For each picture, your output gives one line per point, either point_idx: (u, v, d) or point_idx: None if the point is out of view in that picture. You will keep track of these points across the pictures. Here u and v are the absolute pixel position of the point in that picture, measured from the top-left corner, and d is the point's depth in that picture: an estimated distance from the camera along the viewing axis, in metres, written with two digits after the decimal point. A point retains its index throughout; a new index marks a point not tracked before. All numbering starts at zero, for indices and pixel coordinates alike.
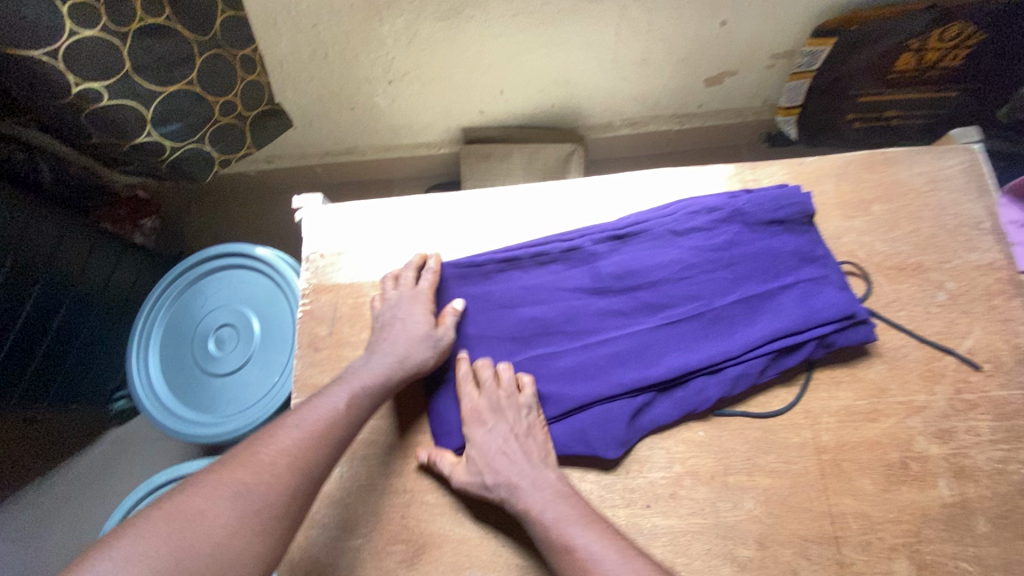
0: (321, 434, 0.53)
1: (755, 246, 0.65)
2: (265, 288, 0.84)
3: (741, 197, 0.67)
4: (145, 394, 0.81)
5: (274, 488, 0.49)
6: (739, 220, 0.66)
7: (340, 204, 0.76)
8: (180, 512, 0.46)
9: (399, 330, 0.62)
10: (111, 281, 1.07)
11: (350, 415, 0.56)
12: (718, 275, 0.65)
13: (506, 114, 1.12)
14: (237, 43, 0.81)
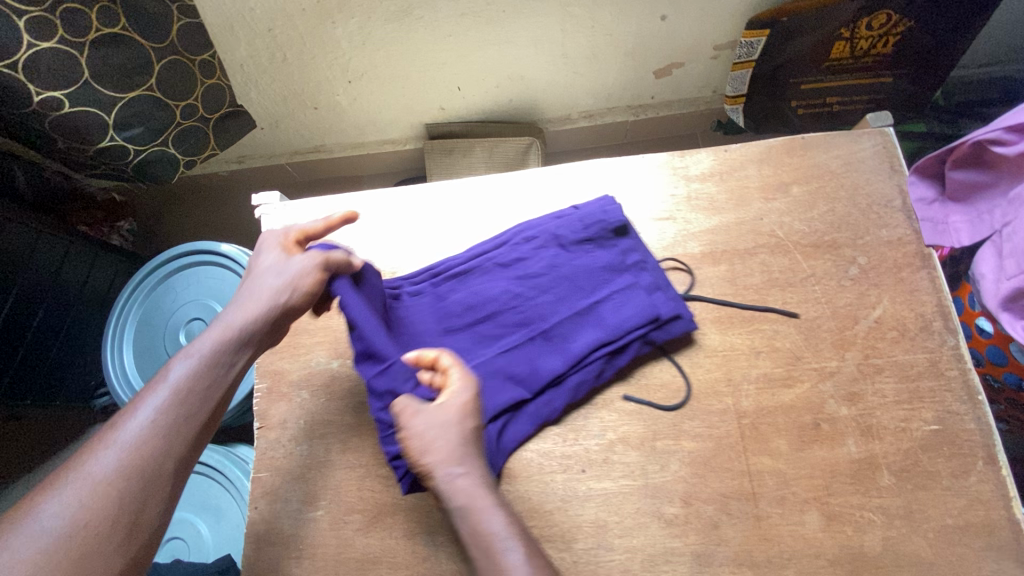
0: (235, 342, 0.55)
1: (581, 264, 0.70)
2: (233, 283, 0.88)
3: (562, 216, 0.73)
4: (120, 385, 0.85)
5: (194, 399, 0.51)
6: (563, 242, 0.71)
7: (298, 200, 0.80)
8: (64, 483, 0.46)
9: (273, 261, 0.59)
10: (88, 282, 1.11)
11: (231, 359, 0.54)
12: (549, 294, 0.68)
13: (466, 109, 1.16)
14: (195, 50, 0.84)
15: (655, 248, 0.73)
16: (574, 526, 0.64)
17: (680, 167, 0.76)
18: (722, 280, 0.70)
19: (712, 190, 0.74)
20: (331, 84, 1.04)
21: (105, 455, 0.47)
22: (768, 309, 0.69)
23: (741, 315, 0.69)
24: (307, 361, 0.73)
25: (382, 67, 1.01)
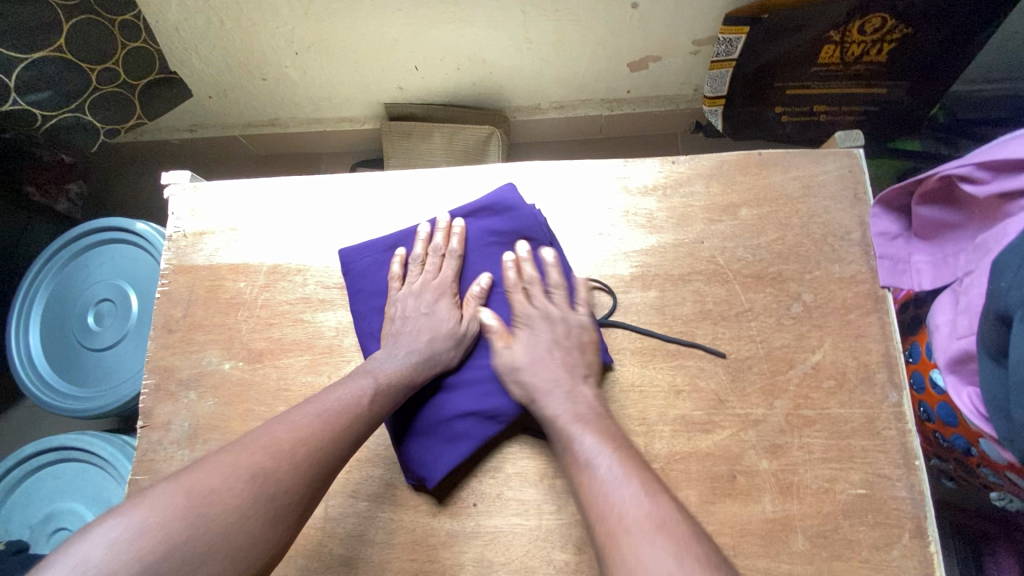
0: (344, 423, 0.53)
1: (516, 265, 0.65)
2: (146, 263, 0.84)
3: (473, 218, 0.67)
4: (23, 364, 0.82)
5: (314, 464, 0.49)
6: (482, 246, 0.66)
7: (213, 182, 0.73)
8: (191, 487, 0.45)
9: (415, 326, 0.62)
10: (21, 243, 1.07)
11: (371, 406, 0.55)
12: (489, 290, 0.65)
13: (428, 90, 1.08)
14: (113, 9, 0.80)
15: (581, 266, 0.66)
16: (457, 563, 0.59)
17: (622, 177, 0.68)
18: (650, 307, 0.64)
19: (653, 206, 0.67)
20: (277, 56, 0.96)
21: (178, 514, 0.43)
22: (695, 344, 0.62)
23: (666, 349, 0.63)
24: (198, 360, 0.68)
25: (331, 39, 0.93)
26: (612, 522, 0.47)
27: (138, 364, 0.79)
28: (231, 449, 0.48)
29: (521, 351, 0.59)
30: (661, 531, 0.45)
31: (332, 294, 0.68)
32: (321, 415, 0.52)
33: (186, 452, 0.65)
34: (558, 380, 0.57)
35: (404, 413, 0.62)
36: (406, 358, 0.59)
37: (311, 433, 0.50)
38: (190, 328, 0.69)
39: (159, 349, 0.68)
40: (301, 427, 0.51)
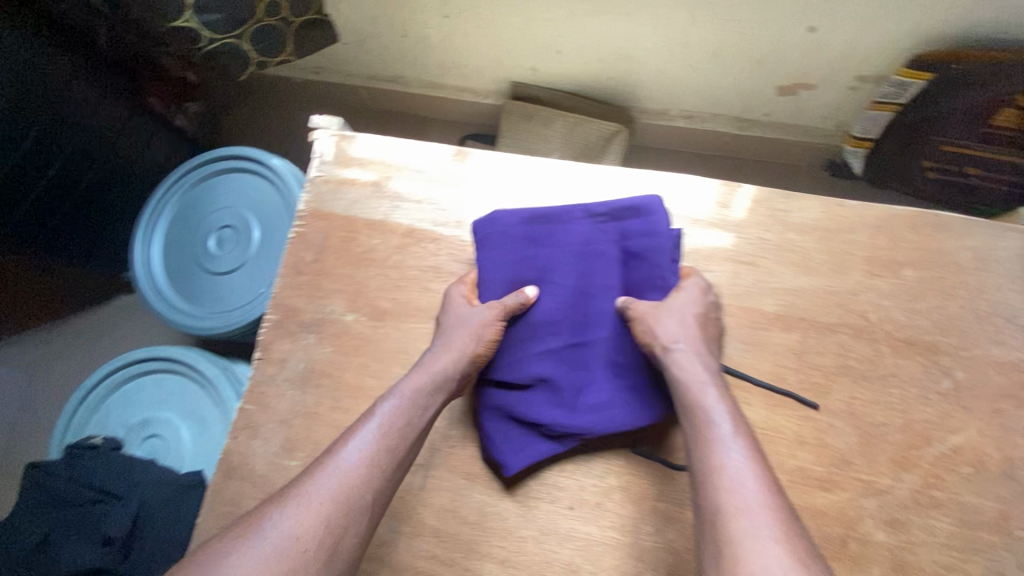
0: (366, 466, 0.52)
1: (635, 274, 0.63)
2: (273, 199, 0.85)
3: (606, 218, 0.65)
4: (141, 270, 0.84)
5: (344, 511, 0.50)
6: (608, 249, 0.64)
7: (363, 134, 0.74)
8: (234, 544, 0.48)
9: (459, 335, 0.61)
10: (144, 155, 1.08)
11: (395, 438, 0.55)
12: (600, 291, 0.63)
13: (560, 76, 1.05)
14: None
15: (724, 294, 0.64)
16: (545, 561, 0.59)
17: (782, 210, 0.65)
18: (788, 350, 0.61)
19: (809, 246, 0.64)
20: (425, 15, 0.95)
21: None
22: (829, 398, 0.60)
23: (797, 397, 0.60)
24: (320, 307, 0.69)
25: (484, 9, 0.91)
26: (743, 515, 0.47)
27: (252, 297, 0.81)
28: (271, 507, 0.50)
29: (668, 331, 0.58)
30: (795, 562, 0.45)
31: (462, 269, 0.68)
32: (369, 442, 0.54)
33: (297, 393, 0.66)
34: (700, 363, 0.57)
35: (504, 400, 0.62)
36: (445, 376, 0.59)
37: (364, 458, 0.53)
38: (319, 274, 0.70)
39: (285, 288, 0.69)
40: (355, 461, 0.52)
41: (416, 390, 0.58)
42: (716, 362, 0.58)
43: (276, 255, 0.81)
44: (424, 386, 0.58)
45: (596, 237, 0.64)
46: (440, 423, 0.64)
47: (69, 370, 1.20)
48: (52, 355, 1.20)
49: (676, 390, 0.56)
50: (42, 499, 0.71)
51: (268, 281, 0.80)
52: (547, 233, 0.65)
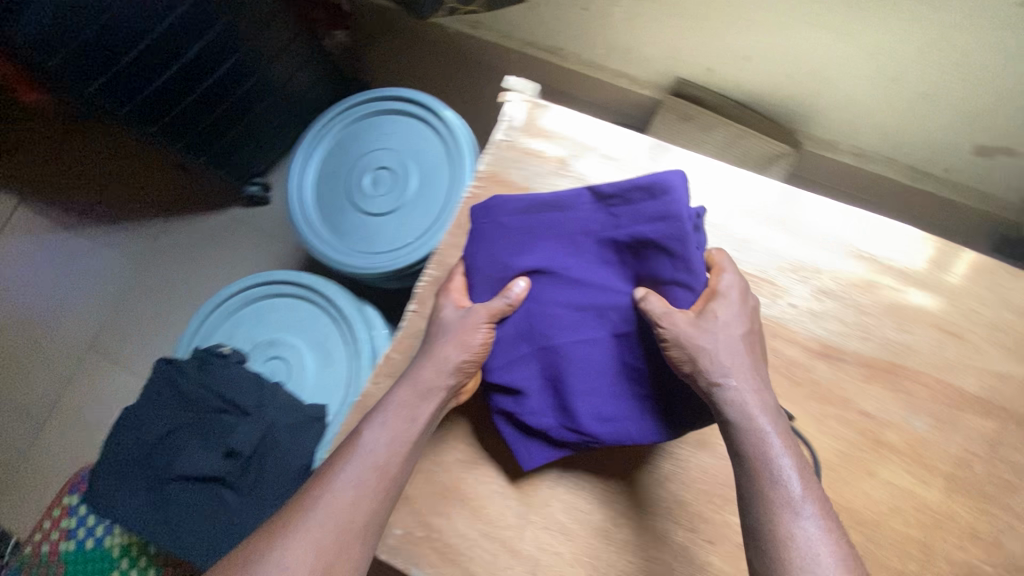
0: (375, 475, 0.52)
1: (649, 265, 0.56)
2: (436, 152, 0.83)
3: (621, 202, 0.57)
4: (295, 190, 0.84)
5: (359, 518, 0.50)
6: (614, 239, 0.57)
7: (556, 107, 0.71)
8: (263, 559, 0.48)
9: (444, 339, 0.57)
10: (291, 80, 1.08)
11: (399, 445, 0.54)
12: (602, 280, 0.58)
13: (735, 83, 0.99)
14: None
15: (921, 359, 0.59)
16: None
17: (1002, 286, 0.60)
18: (977, 436, 0.57)
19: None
20: None
21: None
22: (1013, 496, 0.56)
23: (979, 487, 0.56)
24: None
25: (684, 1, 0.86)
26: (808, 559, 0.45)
27: (398, 245, 0.79)
28: (288, 524, 0.49)
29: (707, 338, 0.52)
30: None
31: None
32: (366, 457, 0.53)
33: None
34: (743, 372, 0.51)
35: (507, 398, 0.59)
36: (433, 381, 0.56)
37: (365, 471, 0.52)
38: None
39: (451, 247, 0.67)
40: (363, 471, 0.52)
41: (409, 401, 0.55)
42: (760, 372, 0.53)
43: (434, 207, 0.79)
44: (415, 398, 0.56)
45: (605, 225, 0.58)
46: None
47: (177, 268, 1.23)
48: (164, 250, 1.24)
49: (731, 431, 0.50)
50: (177, 402, 0.72)
51: (418, 233, 0.79)
52: (552, 224, 0.60)
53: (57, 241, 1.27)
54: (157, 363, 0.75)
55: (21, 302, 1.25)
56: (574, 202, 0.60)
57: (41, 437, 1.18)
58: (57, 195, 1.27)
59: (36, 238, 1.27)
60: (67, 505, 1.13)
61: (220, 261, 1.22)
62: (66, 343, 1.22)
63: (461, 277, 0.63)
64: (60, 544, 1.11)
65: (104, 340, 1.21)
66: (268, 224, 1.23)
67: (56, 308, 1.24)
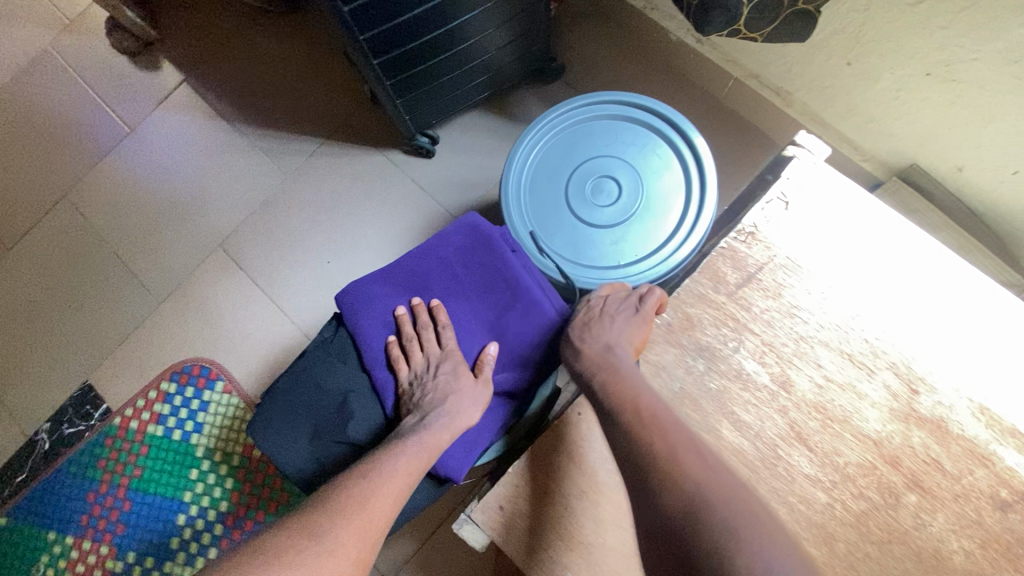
0: (425, 457, 0.61)
1: (502, 267, 0.72)
2: (670, 178, 0.77)
3: (438, 236, 0.74)
4: (514, 171, 0.78)
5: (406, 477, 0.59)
6: (429, 268, 0.74)
7: (851, 181, 0.62)
8: (331, 501, 0.55)
9: (472, 397, 0.68)
10: (498, 51, 1.03)
11: (434, 442, 0.63)
12: (461, 304, 0.73)
13: (983, 191, 0.90)
14: None
15: None
16: None
17: None
18: None
19: None
20: (901, 58, 0.82)
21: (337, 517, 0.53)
22: None
23: None
24: (723, 337, 0.60)
25: (984, 89, 0.77)
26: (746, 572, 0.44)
27: (610, 265, 0.75)
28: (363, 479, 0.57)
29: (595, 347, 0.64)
30: None
31: (897, 384, 0.57)
32: (392, 470, 0.58)
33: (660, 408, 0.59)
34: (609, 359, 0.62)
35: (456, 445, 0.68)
36: (447, 424, 0.64)
37: (391, 482, 0.58)
38: (736, 301, 0.60)
39: (695, 295, 0.61)
40: (406, 451, 0.61)
41: (431, 437, 0.63)
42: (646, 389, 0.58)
43: (656, 239, 0.75)
44: (431, 433, 0.64)
45: (424, 257, 0.74)
46: (799, 530, 0.55)
47: (317, 192, 1.20)
48: (313, 171, 1.21)
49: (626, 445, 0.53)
50: (353, 370, 0.71)
51: (632, 261, 0.75)
52: (414, 290, 0.74)
53: (213, 129, 1.25)
54: (328, 327, 0.74)
55: (164, 179, 1.25)
56: (400, 259, 0.75)
57: (156, 314, 1.19)
58: (226, 85, 1.26)
59: (195, 118, 1.26)
60: (164, 390, 1.14)
61: (365, 198, 1.19)
62: (200, 232, 1.22)
63: (367, 363, 0.71)
64: (150, 425, 1.13)
65: (234, 240, 1.20)
66: (425, 177, 1.19)
67: (197, 195, 1.23)
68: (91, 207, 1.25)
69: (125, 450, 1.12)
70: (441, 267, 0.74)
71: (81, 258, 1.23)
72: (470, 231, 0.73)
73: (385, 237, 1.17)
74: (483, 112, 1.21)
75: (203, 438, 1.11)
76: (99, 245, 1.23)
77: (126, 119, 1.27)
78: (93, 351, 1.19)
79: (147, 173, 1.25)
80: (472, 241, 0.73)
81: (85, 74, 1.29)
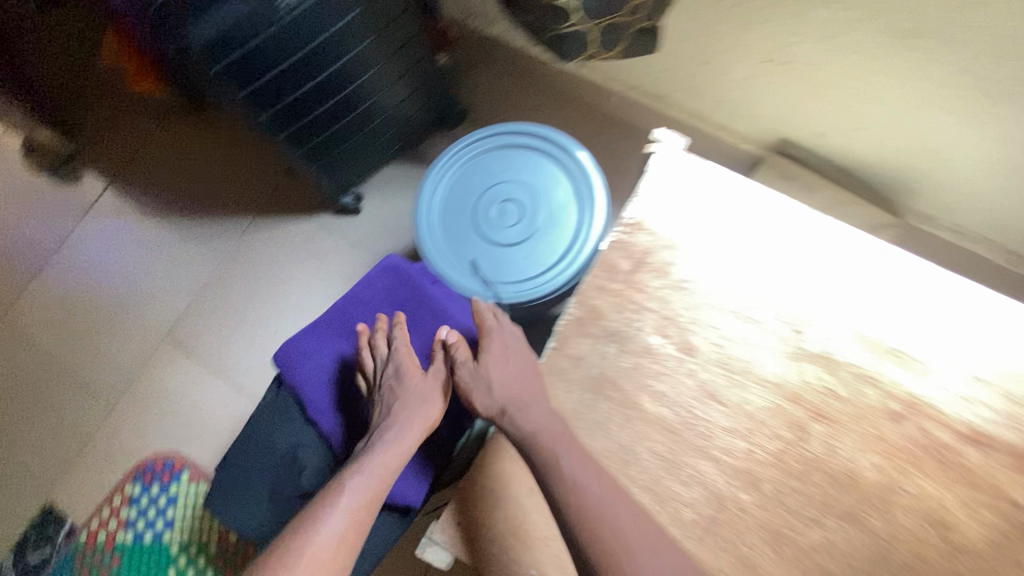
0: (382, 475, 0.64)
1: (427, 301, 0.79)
2: (564, 188, 0.85)
3: (364, 283, 0.80)
4: (423, 212, 0.85)
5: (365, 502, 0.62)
6: (360, 313, 0.79)
7: (708, 162, 0.70)
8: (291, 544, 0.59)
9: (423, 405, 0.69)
10: (401, 104, 1.11)
11: (392, 457, 0.66)
12: None
13: (845, 148, 1.01)
14: None
15: None
16: None
17: None
18: None
19: None
20: (743, 51, 0.93)
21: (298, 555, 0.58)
22: None
23: None
24: (627, 320, 0.66)
25: (815, 64, 0.88)
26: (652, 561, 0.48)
27: (527, 276, 0.82)
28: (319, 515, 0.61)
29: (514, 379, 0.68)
30: None
31: (784, 330, 0.64)
32: (343, 508, 0.61)
33: (585, 397, 0.64)
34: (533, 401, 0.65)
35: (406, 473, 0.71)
36: (400, 436, 0.67)
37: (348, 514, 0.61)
38: (633, 286, 0.67)
39: (596, 288, 0.67)
40: (363, 473, 0.64)
41: (384, 460, 0.65)
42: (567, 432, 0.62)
43: (562, 245, 0.82)
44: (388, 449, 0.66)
45: (355, 304, 0.79)
46: (729, 480, 0.60)
47: (254, 267, 1.24)
48: (246, 247, 1.25)
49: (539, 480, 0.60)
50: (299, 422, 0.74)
51: (547, 268, 0.81)
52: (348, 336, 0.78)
53: (142, 228, 1.28)
54: (268, 387, 0.76)
55: (99, 285, 1.26)
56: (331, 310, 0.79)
57: (110, 420, 1.18)
58: (150, 185, 1.29)
59: (123, 221, 1.29)
60: (129, 493, 1.12)
61: (302, 262, 1.23)
62: (142, 329, 1.22)
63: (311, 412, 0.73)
64: (119, 533, 1.11)
65: (179, 329, 1.22)
66: (358, 233, 1.24)
67: (136, 295, 1.25)
68: (28, 327, 1.25)
69: (97, 565, 1.10)
70: (371, 310, 0.79)
71: (26, 379, 1.22)
72: (392, 273, 0.80)
73: (328, 297, 1.21)
74: (400, 164, 1.28)
75: (176, 533, 1.10)
76: (42, 362, 1.23)
77: (53, 234, 1.29)
78: (50, 471, 1.16)
79: (82, 284, 1.26)
80: (396, 282, 0.79)
81: (8, 200, 1.31)
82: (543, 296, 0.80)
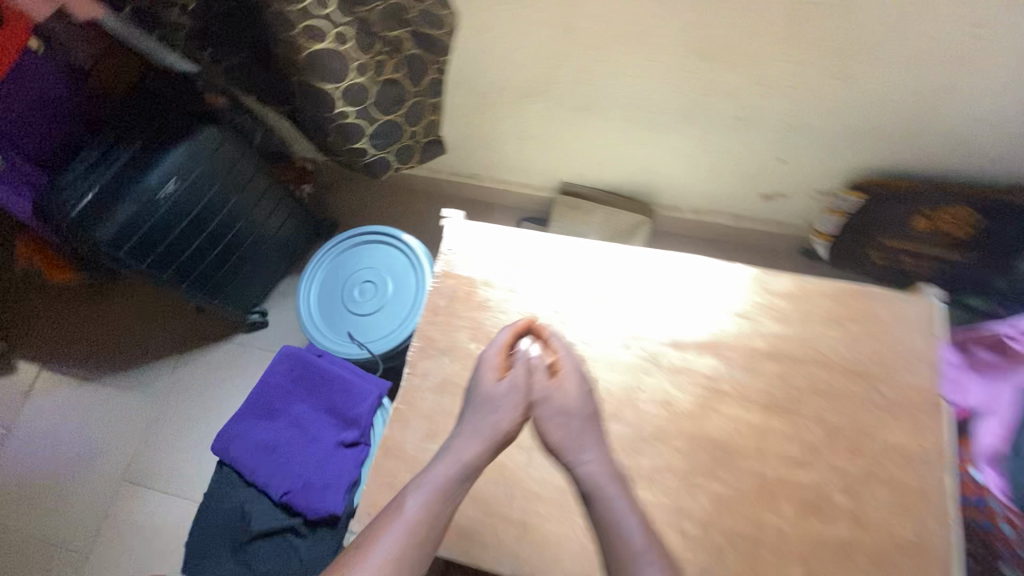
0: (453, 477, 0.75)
1: (315, 369, 1.06)
2: (400, 263, 1.16)
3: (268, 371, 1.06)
4: (305, 310, 1.15)
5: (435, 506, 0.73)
6: (270, 393, 1.05)
7: (479, 222, 1.04)
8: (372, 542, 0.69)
9: (498, 415, 0.79)
10: (278, 232, 1.41)
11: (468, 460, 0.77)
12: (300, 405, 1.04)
13: (600, 179, 1.40)
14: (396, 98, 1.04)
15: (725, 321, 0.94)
16: None
17: (762, 278, 0.96)
18: (770, 374, 0.90)
19: (779, 302, 0.94)
20: (504, 136, 1.32)
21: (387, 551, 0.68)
22: (800, 407, 0.88)
23: (779, 405, 0.88)
24: (451, 337, 0.97)
25: (549, 134, 1.28)
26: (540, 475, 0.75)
27: (388, 331, 1.11)
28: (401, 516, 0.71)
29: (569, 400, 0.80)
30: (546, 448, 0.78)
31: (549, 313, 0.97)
32: (414, 511, 0.72)
33: (435, 396, 0.93)
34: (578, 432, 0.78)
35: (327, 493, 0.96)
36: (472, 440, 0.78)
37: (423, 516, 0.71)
38: (450, 314, 0.98)
39: (426, 323, 0.98)
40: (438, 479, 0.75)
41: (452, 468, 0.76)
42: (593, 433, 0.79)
43: (407, 302, 1.13)
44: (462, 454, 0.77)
45: (265, 388, 1.05)
46: None
47: (188, 395, 1.46)
48: (178, 381, 1.47)
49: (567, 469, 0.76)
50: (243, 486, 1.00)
51: (399, 321, 1.11)
52: (266, 413, 1.04)
53: (82, 392, 1.47)
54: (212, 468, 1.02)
55: (52, 452, 1.42)
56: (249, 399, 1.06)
57: (85, 567, 1.32)
58: (83, 355, 1.50)
59: (62, 392, 1.47)
60: None
61: (228, 379, 1.47)
62: (100, 477, 1.39)
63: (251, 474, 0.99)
64: None
65: (133, 467, 1.40)
66: (271, 341, 1.50)
67: (87, 449, 1.42)
68: None
69: None
70: (277, 389, 1.05)
71: None
72: (286, 358, 1.07)
73: None
74: (293, 277, 1.57)
75: None
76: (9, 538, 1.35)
77: None
78: None
79: (34, 455, 1.42)
80: (290, 363, 1.06)
81: None
82: (402, 342, 1.09)
